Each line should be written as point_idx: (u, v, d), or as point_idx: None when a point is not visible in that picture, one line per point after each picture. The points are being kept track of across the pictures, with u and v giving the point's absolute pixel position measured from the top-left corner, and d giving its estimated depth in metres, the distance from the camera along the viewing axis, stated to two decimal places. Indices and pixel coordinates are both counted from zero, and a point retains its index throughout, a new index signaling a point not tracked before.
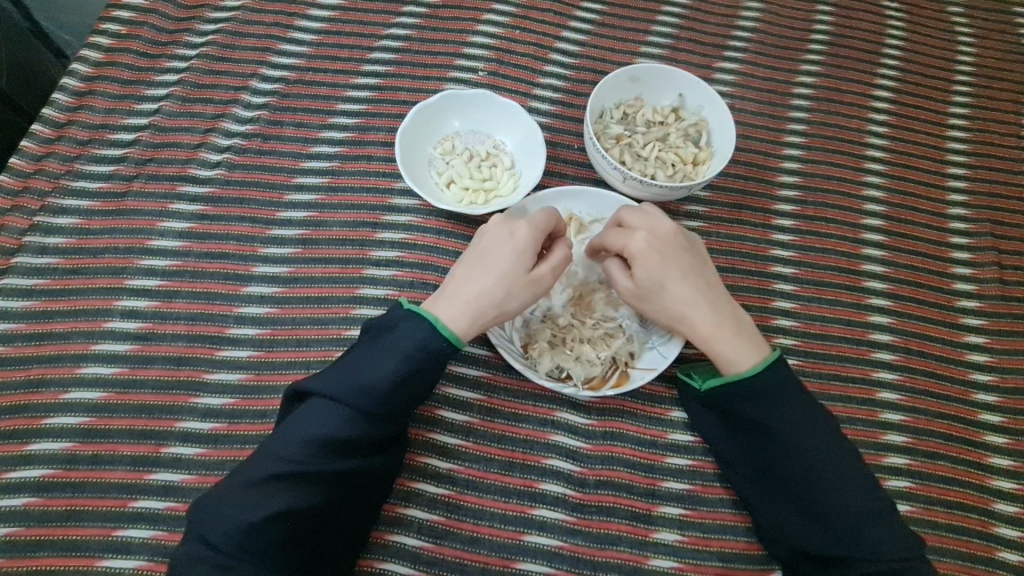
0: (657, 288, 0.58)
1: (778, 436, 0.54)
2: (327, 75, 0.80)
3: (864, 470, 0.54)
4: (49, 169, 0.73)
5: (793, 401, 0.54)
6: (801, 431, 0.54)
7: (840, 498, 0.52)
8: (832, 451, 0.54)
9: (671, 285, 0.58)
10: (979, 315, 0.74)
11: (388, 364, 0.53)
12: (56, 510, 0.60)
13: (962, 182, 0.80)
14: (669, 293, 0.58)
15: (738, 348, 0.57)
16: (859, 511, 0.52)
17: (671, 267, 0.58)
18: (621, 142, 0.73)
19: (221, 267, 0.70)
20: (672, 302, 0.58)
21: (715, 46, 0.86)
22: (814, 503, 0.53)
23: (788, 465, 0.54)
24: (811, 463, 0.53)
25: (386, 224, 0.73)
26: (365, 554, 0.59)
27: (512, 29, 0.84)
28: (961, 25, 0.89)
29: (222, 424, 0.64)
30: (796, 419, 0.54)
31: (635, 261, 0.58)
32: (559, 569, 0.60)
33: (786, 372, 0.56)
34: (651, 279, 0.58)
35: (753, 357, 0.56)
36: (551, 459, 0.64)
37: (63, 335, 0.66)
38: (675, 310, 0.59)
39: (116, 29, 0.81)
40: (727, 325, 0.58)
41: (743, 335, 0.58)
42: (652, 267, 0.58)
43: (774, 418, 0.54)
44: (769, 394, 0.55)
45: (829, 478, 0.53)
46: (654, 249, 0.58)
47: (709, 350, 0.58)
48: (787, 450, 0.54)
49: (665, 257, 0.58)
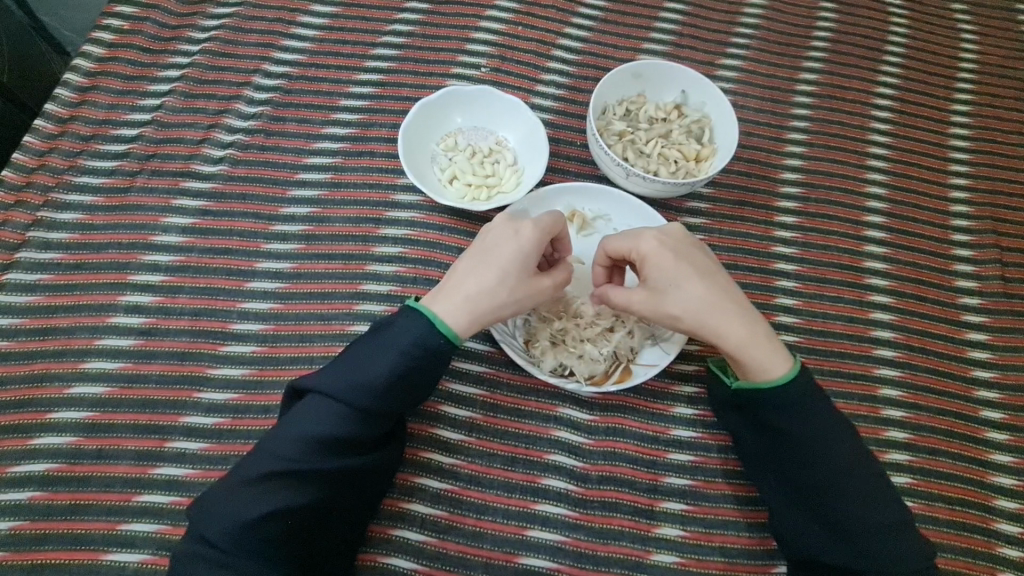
0: (675, 285, 0.57)
1: (802, 445, 0.54)
2: (330, 71, 0.80)
3: (886, 481, 0.54)
4: (52, 165, 0.73)
5: (821, 412, 0.55)
6: (826, 442, 0.54)
7: (860, 511, 0.53)
8: (855, 463, 0.54)
9: (687, 284, 0.57)
10: (981, 312, 0.74)
11: (386, 361, 0.53)
12: (60, 504, 0.60)
13: (964, 178, 0.81)
14: (689, 291, 0.57)
15: (764, 355, 0.56)
16: (878, 524, 0.52)
17: (687, 265, 0.58)
18: (624, 138, 0.73)
19: (224, 263, 0.70)
20: (692, 302, 0.57)
21: (717, 42, 0.86)
22: (835, 516, 0.53)
23: (810, 474, 0.54)
24: (835, 474, 0.53)
25: (389, 220, 0.73)
26: (367, 549, 0.59)
27: (515, 26, 0.84)
28: (963, 22, 0.89)
29: (226, 419, 0.64)
30: (820, 430, 0.54)
31: (645, 262, 0.59)
32: (561, 563, 0.60)
33: (814, 384, 0.56)
34: (665, 279, 0.58)
35: (780, 361, 0.56)
36: (553, 455, 0.64)
37: (67, 330, 0.66)
38: (700, 309, 0.57)
39: (118, 24, 0.81)
40: (760, 332, 0.57)
41: (771, 338, 0.57)
42: (665, 266, 0.58)
43: (798, 426, 0.54)
44: (795, 403, 0.55)
45: (851, 489, 0.53)
46: (667, 248, 0.58)
47: (743, 357, 0.57)
48: (811, 459, 0.54)
49: (680, 256, 0.58)
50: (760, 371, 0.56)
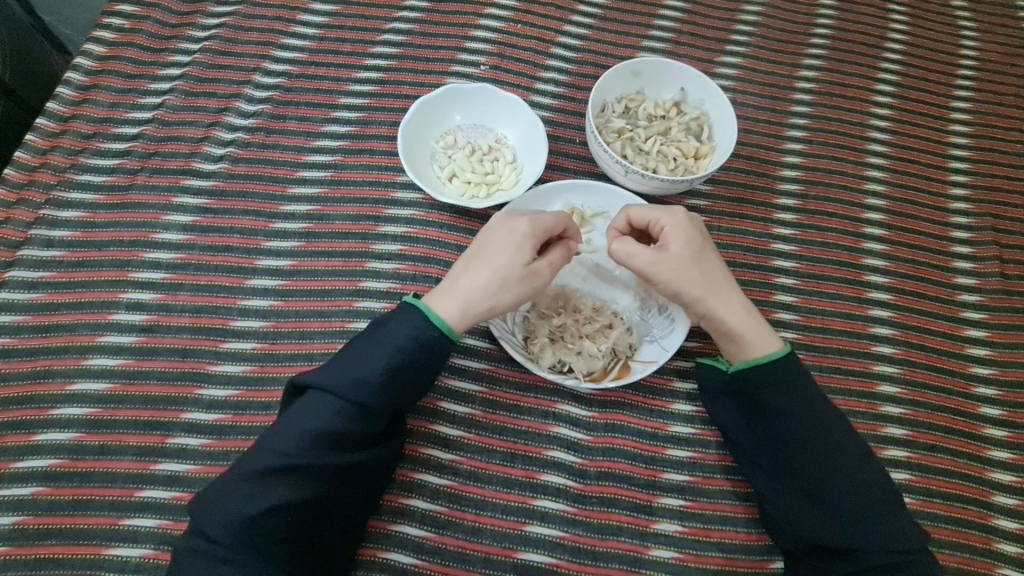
0: (696, 256, 0.59)
1: (790, 423, 0.55)
2: (329, 70, 0.81)
3: (873, 461, 0.55)
4: (53, 163, 0.74)
5: (805, 391, 0.56)
6: (813, 419, 0.55)
7: (847, 489, 0.53)
8: (841, 443, 0.54)
9: (704, 259, 0.60)
10: (979, 308, 0.74)
11: (383, 356, 0.53)
12: (63, 500, 0.60)
13: (963, 176, 0.81)
14: (705, 266, 0.60)
15: (760, 331, 0.58)
16: (869, 502, 0.53)
17: (706, 245, 0.61)
18: (623, 136, 0.73)
19: (225, 260, 0.71)
20: (707, 276, 0.59)
21: (717, 40, 0.86)
22: (824, 496, 0.54)
23: (804, 453, 0.55)
24: (821, 450, 0.54)
25: (389, 218, 0.74)
26: (366, 544, 0.60)
27: (514, 24, 0.84)
28: (964, 20, 0.89)
29: (227, 415, 0.64)
30: (806, 407, 0.55)
31: (667, 230, 0.60)
32: (560, 559, 0.61)
33: (799, 365, 0.57)
34: (687, 250, 0.59)
35: (772, 338, 0.58)
36: (552, 451, 0.64)
37: (69, 327, 0.67)
38: (711, 285, 0.59)
39: (120, 23, 0.81)
40: (758, 317, 0.60)
41: (764, 323, 0.60)
42: (689, 240, 0.60)
43: (794, 402, 0.55)
44: (789, 378, 0.56)
45: (842, 466, 0.54)
46: (692, 226, 0.60)
47: (741, 335, 0.59)
48: (804, 436, 0.55)
49: (702, 237, 0.61)
50: (756, 344, 0.58)
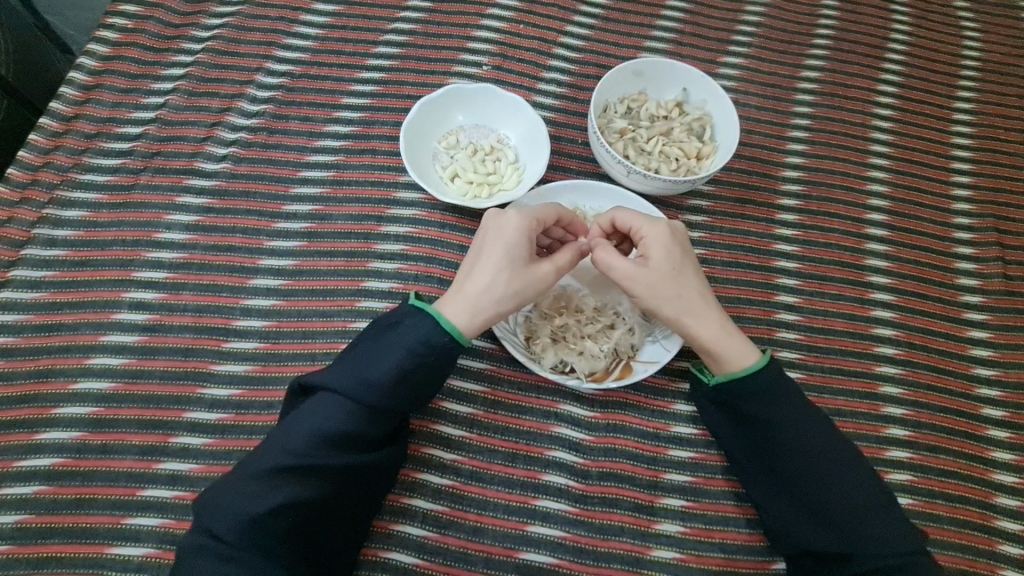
0: (672, 271, 0.58)
1: (775, 434, 0.55)
2: (332, 70, 0.81)
3: (864, 465, 0.55)
4: (56, 162, 0.74)
5: (789, 401, 0.55)
6: (796, 429, 0.54)
7: (837, 497, 0.53)
8: (828, 452, 0.54)
9: (681, 273, 0.59)
10: (981, 309, 0.74)
11: (393, 359, 0.53)
12: (66, 498, 0.60)
13: (966, 177, 0.81)
14: (682, 281, 0.59)
15: (736, 347, 0.57)
16: (863, 506, 0.53)
17: (687, 259, 0.60)
18: (624, 136, 0.73)
19: (228, 259, 0.71)
20: (683, 291, 0.58)
21: (719, 41, 0.86)
22: (815, 503, 0.54)
23: (792, 460, 0.55)
24: (806, 460, 0.54)
25: (390, 218, 0.74)
26: (368, 544, 0.60)
27: (517, 24, 0.84)
28: (967, 22, 0.89)
29: (228, 415, 0.64)
30: (790, 418, 0.55)
31: (647, 243, 0.60)
32: (561, 559, 0.61)
33: (782, 374, 0.56)
34: (666, 264, 0.58)
35: (750, 351, 0.57)
36: (553, 451, 0.64)
37: (72, 327, 0.67)
38: (686, 301, 0.58)
39: (122, 23, 0.81)
40: (736, 332, 0.58)
41: (742, 335, 0.59)
42: (668, 254, 0.59)
43: (777, 414, 0.55)
44: (774, 389, 0.55)
45: (832, 472, 0.54)
46: (674, 239, 0.60)
47: (715, 350, 0.58)
48: (791, 445, 0.54)
49: (684, 251, 0.60)
50: (732, 360, 0.57)
